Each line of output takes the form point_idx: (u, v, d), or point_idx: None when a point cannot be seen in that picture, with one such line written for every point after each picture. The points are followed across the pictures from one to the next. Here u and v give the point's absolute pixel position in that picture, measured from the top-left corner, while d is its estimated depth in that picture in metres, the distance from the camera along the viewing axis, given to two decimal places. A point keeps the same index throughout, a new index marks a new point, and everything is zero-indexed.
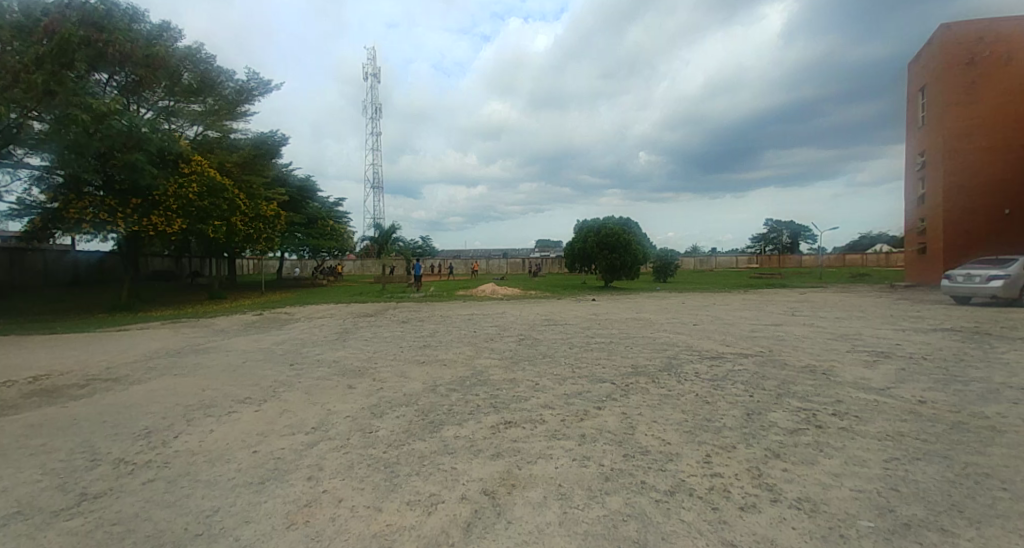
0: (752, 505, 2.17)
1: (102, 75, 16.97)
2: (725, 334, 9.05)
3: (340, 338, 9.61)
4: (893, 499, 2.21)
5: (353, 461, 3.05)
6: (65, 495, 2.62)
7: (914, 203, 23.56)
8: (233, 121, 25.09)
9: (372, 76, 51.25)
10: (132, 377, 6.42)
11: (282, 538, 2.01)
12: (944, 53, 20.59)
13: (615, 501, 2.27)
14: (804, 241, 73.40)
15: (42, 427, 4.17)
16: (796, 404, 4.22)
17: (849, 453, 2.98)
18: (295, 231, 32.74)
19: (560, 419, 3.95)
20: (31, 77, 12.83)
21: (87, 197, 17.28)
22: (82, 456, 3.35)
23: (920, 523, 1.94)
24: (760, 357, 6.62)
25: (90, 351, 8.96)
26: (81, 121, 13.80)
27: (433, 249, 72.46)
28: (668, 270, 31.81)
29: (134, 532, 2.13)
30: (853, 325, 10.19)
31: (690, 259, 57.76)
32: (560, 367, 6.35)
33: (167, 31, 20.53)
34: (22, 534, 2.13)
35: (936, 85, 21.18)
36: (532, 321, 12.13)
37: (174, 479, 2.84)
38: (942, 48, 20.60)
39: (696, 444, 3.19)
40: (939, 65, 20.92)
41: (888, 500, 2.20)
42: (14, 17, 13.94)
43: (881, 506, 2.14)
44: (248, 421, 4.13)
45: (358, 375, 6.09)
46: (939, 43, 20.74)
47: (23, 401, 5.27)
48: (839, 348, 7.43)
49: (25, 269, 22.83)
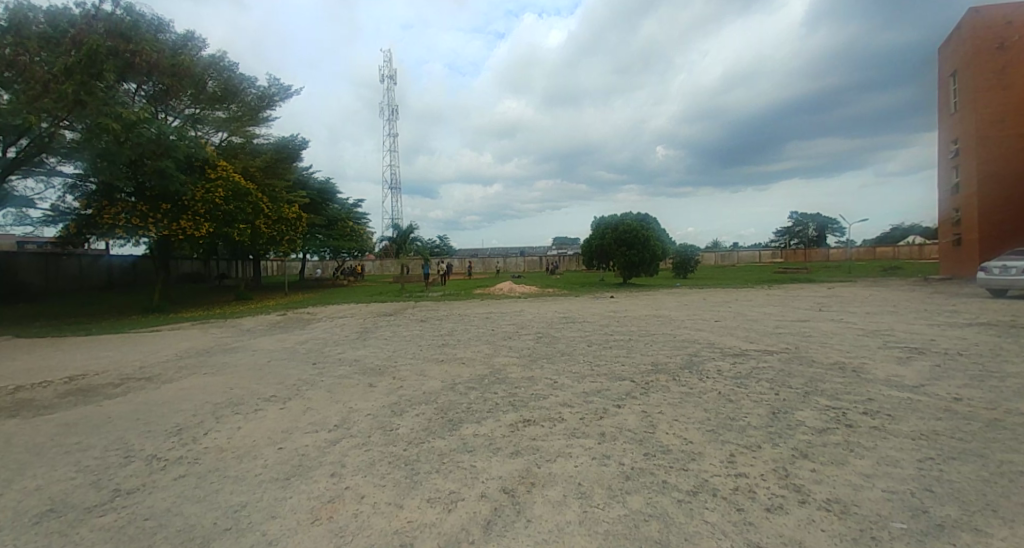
0: (779, 506, 2.11)
1: (130, 85, 17.51)
2: (748, 331, 8.85)
3: (361, 337, 9.81)
4: (927, 500, 2.12)
5: (374, 459, 3.08)
6: (99, 491, 2.74)
7: (946, 193, 22.48)
8: (256, 127, 25.72)
9: (389, 77, 51.15)
10: (164, 376, 6.65)
11: (306, 533, 2.04)
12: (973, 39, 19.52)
13: (636, 501, 2.24)
14: (831, 234, 70.67)
15: (77, 426, 4.35)
16: (824, 402, 4.08)
17: (881, 452, 2.86)
18: (316, 233, 33.37)
19: (579, 417, 3.91)
20: (61, 86, 13.52)
21: (120, 204, 17.89)
22: (115, 453, 3.49)
23: (954, 525, 1.85)
24: (784, 354, 6.44)
25: (122, 351, 9.34)
26: (113, 130, 14.28)
27: (450, 249, 73.11)
28: (689, 266, 31.17)
29: (164, 527, 2.20)
30: (884, 320, 9.84)
31: (710, 254, 56.87)
32: (579, 364, 6.31)
33: (192, 41, 21.12)
34: (55, 531, 2.21)
35: (965, 72, 20.18)
36: (550, 319, 12.08)
37: (202, 475, 2.93)
38: (971, 31, 19.59)
39: (719, 443, 3.13)
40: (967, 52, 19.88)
41: (921, 501, 2.11)
42: (41, 28, 14.45)
43: (914, 507, 2.05)
44: (273, 418, 4.24)
45: (378, 373, 6.18)
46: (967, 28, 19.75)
47: (60, 400, 5.53)
48: (870, 344, 7.16)
49: (61, 271, 23.84)
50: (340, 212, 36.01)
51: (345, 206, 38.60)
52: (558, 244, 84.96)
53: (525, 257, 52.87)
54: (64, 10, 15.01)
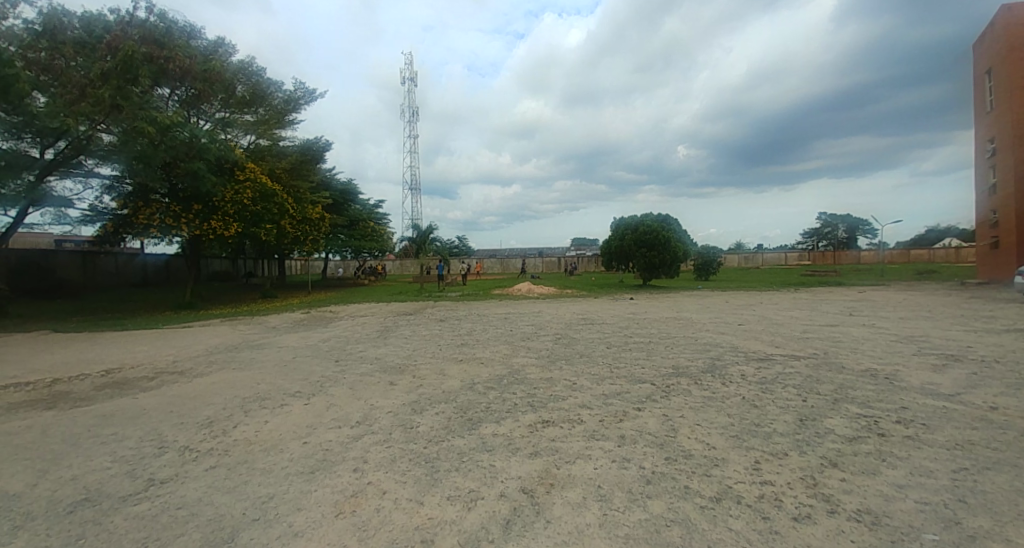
0: (806, 516, 2.05)
1: (164, 90, 18.26)
2: (773, 335, 8.61)
3: (381, 336, 9.96)
4: (959, 512, 2.03)
5: (395, 455, 3.14)
6: (133, 481, 2.87)
7: (983, 193, 21.40)
8: (283, 130, 26.37)
9: (410, 80, 51.68)
10: (195, 370, 6.91)
11: (331, 525, 2.10)
12: (1006, 36, 18.72)
13: (657, 505, 2.22)
14: (863, 236, 67.96)
15: (113, 417, 4.56)
16: (854, 410, 3.95)
17: (914, 463, 2.75)
18: (338, 233, 33.98)
19: (599, 419, 3.90)
20: (98, 91, 14.25)
21: (154, 204, 18.63)
22: (151, 443, 3.65)
23: (986, 534, 1.78)
24: (812, 360, 6.24)
25: (156, 346, 9.73)
26: (148, 132, 14.85)
27: (469, 249, 73.64)
28: (711, 267, 30.58)
29: (196, 516, 2.29)
30: (919, 326, 9.41)
31: (733, 256, 55.59)
32: (598, 366, 6.26)
33: (222, 46, 21.77)
34: (91, 520, 2.32)
35: (999, 69, 19.34)
36: (570, 320, 11.96)
37: (232, 467, 3.03)
38: (1004, 28, 18.72)
39: (743, 449, 3.07)
40: (1000, 50, 19.08)
41: (953, 512, 2.02)
42: (77, 33, 15.34)
43: (946, 518, 1.97)
44: (298, 413, 4.35)
45: (398, 372, 6.27)
46: (999, 26, 18.95)
47: (98, 393, 5.80)
48: (903, 350, 6.86)
49: (99, 269, 24.96)
50: (362, 212, 36.60)
51: (367, 207, 39.29)
52: (577, 245, 84.37)
53: (544, 259, 52.70)
54: (98, 17, 15.87)
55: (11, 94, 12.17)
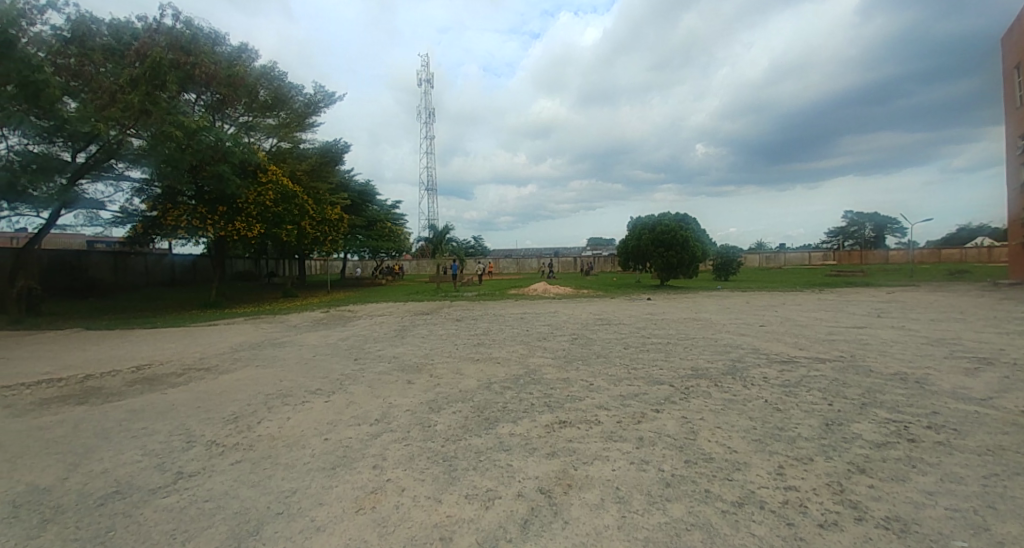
0: (833, 523, 1.99)
1: (191, 95, 18.86)
2: (796, 337, 8.40)
3: (399, 335, 10.07)
4: (991, 519, 1.95)
5: (413, 453, 3.18)
6: (162, 474, 2.97)
7: (1015, 190, 20.48)
8: (303, 132, 26.90)
9: (426, 81, 52.14)
10: (219, 367, 7.11)
11: (351, 521, 2.13)
12: None
13: (678, 509, 2.19)
14: (890, 235, 65.66)
15: (143, 412, 4.73)
16: (883, 414, 3.81)
17: (945, 469, 2.64)
18: (356, 233, 34.45)
19: (616, 421, 3.86)
20: (127, 97, 14.85)
21: (181, 206, 19.27)
22: (179, 438, 3.78)
23: (1017, 543, 1.71)
24: (838, 363, 6.06)
25: (183, 343, 10.03)
26: (175, 136, 15.38)
27: (485, 250, 73.89)
28: (730, 267, 29.99)
29: (223, 509, 2.36)
30: (951, 328, 9.05)
31: (754, 255, 54.44)
32: (615, 367, 6.21)
33: (246, 52, 22.34)
34: (122, 512, 2.41)
35: None
36: (586, 321, 11.87)
37: (256, 461, 3.12)
38: None
39: (766, 454, 2.99)
40: None
41: (985, 519, 1.95)
42: (106, 40, 15.99)
43: (977, 525, 1.89)
44: (319, 410, 4.44)
45: (416, 370, 6.34)
46: None
47: (129, 388, 6.03)
48: (933, 353, 6.61)
49: (128, 269, 25.88)
50: (379, 213, 37.10)
51: (384, 208, 39.78)
52: (594, 245, 83.69)
53: (560, 259, 52.47)
54: (126, 24, 16.53)
55: (43, 99, 12.70)
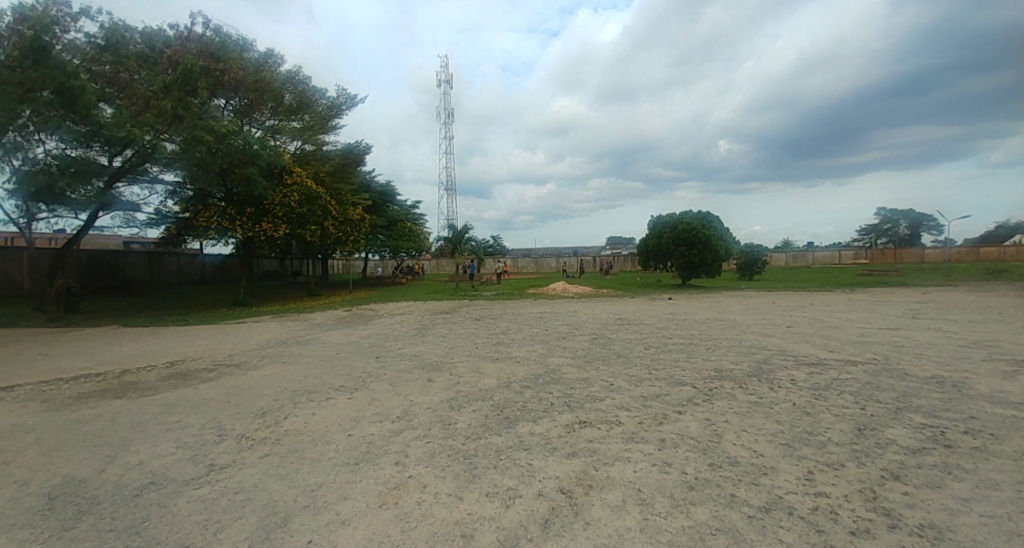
0: (865, 530, 1.92)
1: (220, 100, 19.52)
2: (826, 338, 8.12)
3: (419, 334, 10.20)
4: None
5: (434, 450, 3.21)
6: (195, 466, 3.09)
7: None
8: (326, 134, 27.48)
9: (446, 82, 52.46)
10: (248, 363, 7.35)
11: (374, 516, 2.17)
12: None
13: (702, 512, 2.15)
14: (926, 233, 62.78)
15: (177, 406, 4.93)
16: (919, 420, 3.65)
17: (983, 475, 2.52)
18: (378, 233, 34.97)
19: (638, 422, 3.81)
20: (161, 103, 15.48)
21: (212, 208, 19.95)
22: (211, 431, 3.92)
23: None
24: (870, 365, 5.83)
25: (213, 340, 10.40)
26: (205, 140, 15.93)
27: (504, 249, 73.91)
28: (755, 266, 29.18)
29: (252, 500, 2.44)
30: (993, 329, 8.60)
31: (780, 254, 52.93)
32: (635, 367, 6.13)
33: (272, 57, 22.98)
34: (157, 502, 2.51)
35: None
36: (606, 320, 11.76)
37: (283, 455, 3.21)
38: None
39: (795, 458, 2.91)
40: None
41: (1023, 527, 1.86)
42: (140, 48, 16.84)
43: (1015, 533, 1.81)
44: (342, 407, 4.54)
45: (436, 369, 6.40)
46: None
47: (164, 382, 6.29)
48: (973, 356, 6.29)
49: (162, 269, 26.93)
50: (400, 213, 37.56)
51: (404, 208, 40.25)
52: (614, 244, 82.78)
53: (580, 258, 52.08)
54: (159, 32, 17.34)
55: (80, 105, 13.30)
